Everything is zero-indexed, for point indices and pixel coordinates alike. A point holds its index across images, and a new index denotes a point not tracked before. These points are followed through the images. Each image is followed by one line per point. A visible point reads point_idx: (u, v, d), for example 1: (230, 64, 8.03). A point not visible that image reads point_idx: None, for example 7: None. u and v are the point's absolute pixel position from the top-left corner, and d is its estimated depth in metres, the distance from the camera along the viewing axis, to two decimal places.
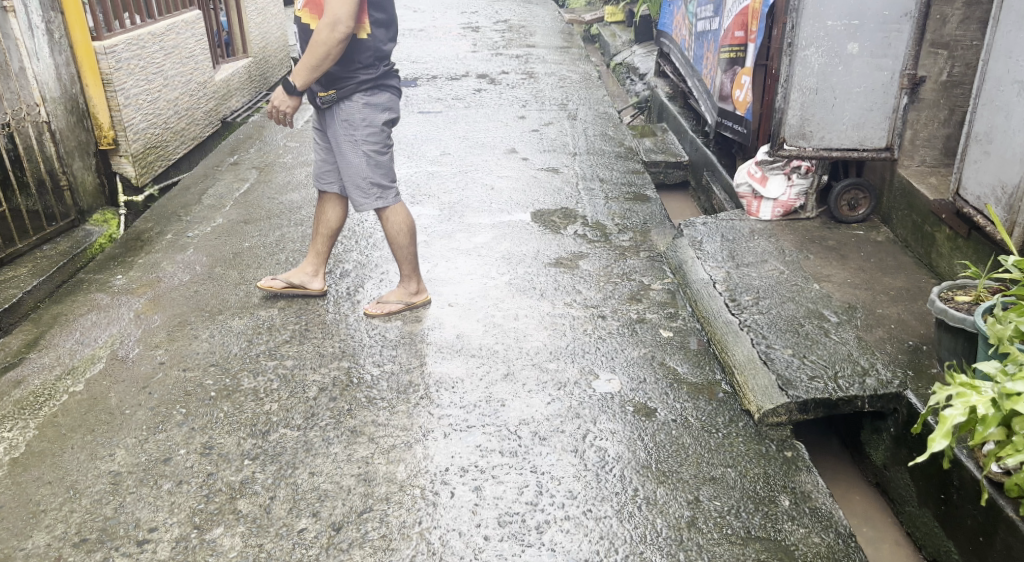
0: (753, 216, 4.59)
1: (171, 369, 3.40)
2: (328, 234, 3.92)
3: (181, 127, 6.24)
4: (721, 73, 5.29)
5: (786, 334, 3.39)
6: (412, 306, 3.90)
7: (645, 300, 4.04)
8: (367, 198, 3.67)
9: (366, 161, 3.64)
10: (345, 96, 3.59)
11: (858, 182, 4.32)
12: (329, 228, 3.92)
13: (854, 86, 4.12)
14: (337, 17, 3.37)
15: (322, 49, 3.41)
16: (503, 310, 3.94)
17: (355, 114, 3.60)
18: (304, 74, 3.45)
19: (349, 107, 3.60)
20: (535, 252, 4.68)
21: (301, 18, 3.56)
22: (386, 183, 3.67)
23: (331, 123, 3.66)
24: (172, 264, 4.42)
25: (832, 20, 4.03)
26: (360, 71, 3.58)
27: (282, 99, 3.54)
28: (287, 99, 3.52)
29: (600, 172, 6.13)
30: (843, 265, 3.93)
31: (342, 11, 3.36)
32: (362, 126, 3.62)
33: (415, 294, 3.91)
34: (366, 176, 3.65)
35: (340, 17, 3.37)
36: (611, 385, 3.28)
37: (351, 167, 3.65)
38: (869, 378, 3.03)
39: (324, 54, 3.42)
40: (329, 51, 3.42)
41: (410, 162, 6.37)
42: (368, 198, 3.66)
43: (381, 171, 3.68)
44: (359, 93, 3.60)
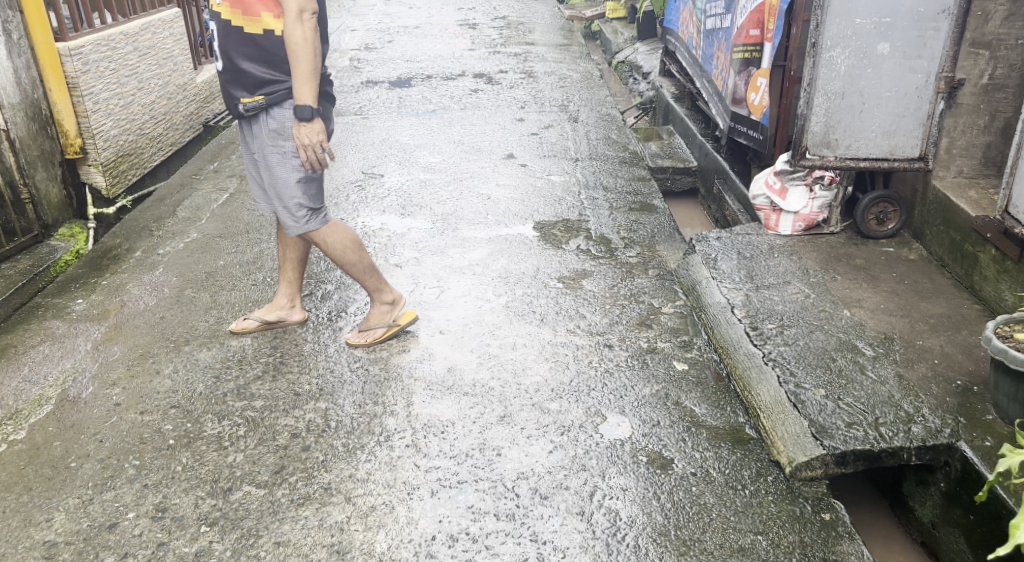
0: (772, 230, 4.23)
1: (127, 411, 3.04)
2: (295, 260, 3.53)
3: (157, 133, 5.87)
4: (734, 75, 4.91)
5: (816, 371, 3.02)
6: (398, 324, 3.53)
7: (655, 326, 3.67)
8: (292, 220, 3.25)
9: (297, 177, 3.23)
10: (275, 102, 3.15)
11: (887, 195, 3.95)
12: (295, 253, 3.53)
13: (884, 90, 3.74)
14: (301, 5, 2.98)
15: (307, 48, 3.03)
16: (500, 339, 3.58)
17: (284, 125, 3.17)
18: (310, 87, 3.06)
19: (280, 115, 3.17)
20: (535, 270, 4.31)
21: (222, 15, 3.13)
22: (315, 205, 3.25)
23: (258, 134, 3.22)
24: (138, 285, 4.06)
25: (860, 18, 3.65)
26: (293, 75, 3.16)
27: (308, 131, 3.12)
28: (316, 127, 3.11)
29: (604, 180, 5.77)
30: (875, 288, 3.56)
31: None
32: (294, 137, 3.21)
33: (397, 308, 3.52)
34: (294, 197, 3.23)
35: (303, 4, 2.97)
36: (621, 430, 2.91)
37: (279, 183, 3.23)
38: (915, 425, 2.68)
39: (308, 53, 3.04)
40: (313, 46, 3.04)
41: (402, 169, 6.00)
42: (295, 219, 3.25)
43: (312, 189, 3.28)
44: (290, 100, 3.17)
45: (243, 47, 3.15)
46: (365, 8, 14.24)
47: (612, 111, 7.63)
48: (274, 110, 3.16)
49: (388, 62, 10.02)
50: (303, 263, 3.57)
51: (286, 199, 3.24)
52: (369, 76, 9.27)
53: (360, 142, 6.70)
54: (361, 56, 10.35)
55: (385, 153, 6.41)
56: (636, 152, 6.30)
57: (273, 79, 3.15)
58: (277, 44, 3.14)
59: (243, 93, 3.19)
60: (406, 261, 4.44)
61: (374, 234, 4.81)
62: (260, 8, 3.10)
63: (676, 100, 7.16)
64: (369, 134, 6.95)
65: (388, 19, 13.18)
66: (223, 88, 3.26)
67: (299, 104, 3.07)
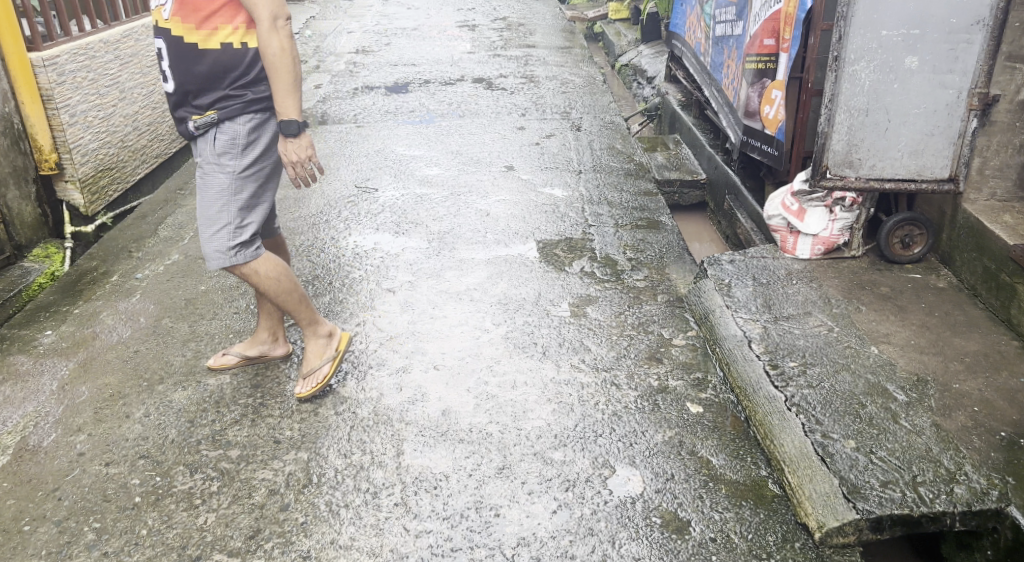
0: (788, 253, 3.97)
1: (91, 462, 2.80)
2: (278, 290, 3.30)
3: (141, 144, 5.61)
4: (746, 86, 4.65)
5: (845, 418, 2.76)
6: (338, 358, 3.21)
7: (666, 361, 3.42)
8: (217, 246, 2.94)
9: (236, 202, 2.96)
10: (227, 117, 2.93)
11: (913, 217, 3.69)
12: None
13: (912, 107, 3.49)
14: (273, 10, 2.84)
15: (284, 58, 2.88)
16: (499, 375, 3.33)
17: (230, 143, 2.94)
18: (294, 100, 2.91)
19: (231, 130, 2.94)
20: (536, 296, 4.06)
21: (174, 33, 2.92)
22: (244, 235, 2.96)
23: (205, 152, 2.98)
24: (113, 314, 3.81)
25: (888, 29, 3.39)
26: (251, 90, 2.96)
27: (295, 146, 2.96)
28: (303, 141, 2.96)
29: (609, 194, 5.51)
30: (904, 320, 3.31)
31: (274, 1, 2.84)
32: (241, 157, 2.97)
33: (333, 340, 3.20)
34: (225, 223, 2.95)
35: (275, 10, 2.85)
36: (631, 485, 2.67)
37: (210, 205, 2.95)
38: (958, 486, 2.46)
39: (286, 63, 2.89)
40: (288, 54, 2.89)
41: (397, 183, 5.75)
42: (223, 248, 2.94)
43: (247, 220, 3.00)
44: (243, 117, 2.95)
45: (198, 62, 2.94)
46: (363, 9, 13.97)
47: (616, 119, 7.37)
48: (225, 125, 2.93)
49: (385, 66, 9.76)
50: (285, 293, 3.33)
51: (218, 223, 2.95)
52: (365, 82, 9.01)
53: (354, 153, 6.45)
54: (357, 60, 10.10)
55: (380, 165, 6.16)
56: (642, 164, 6.05)
57: (229, 93, 2.94)
58: (236, 57, 2.94)
59: (195, 110, 2.98)
60: (399, 286, 4.19)
61: (367, 255, 4.56)
62: (215, 19, 2.90)
63: (683, 108, 6.90)
64: (364, 144, 6.70)
65: (386, 21, 12.92)
66: (174, 108, 3.03)
67: (285, 118, 2.91)
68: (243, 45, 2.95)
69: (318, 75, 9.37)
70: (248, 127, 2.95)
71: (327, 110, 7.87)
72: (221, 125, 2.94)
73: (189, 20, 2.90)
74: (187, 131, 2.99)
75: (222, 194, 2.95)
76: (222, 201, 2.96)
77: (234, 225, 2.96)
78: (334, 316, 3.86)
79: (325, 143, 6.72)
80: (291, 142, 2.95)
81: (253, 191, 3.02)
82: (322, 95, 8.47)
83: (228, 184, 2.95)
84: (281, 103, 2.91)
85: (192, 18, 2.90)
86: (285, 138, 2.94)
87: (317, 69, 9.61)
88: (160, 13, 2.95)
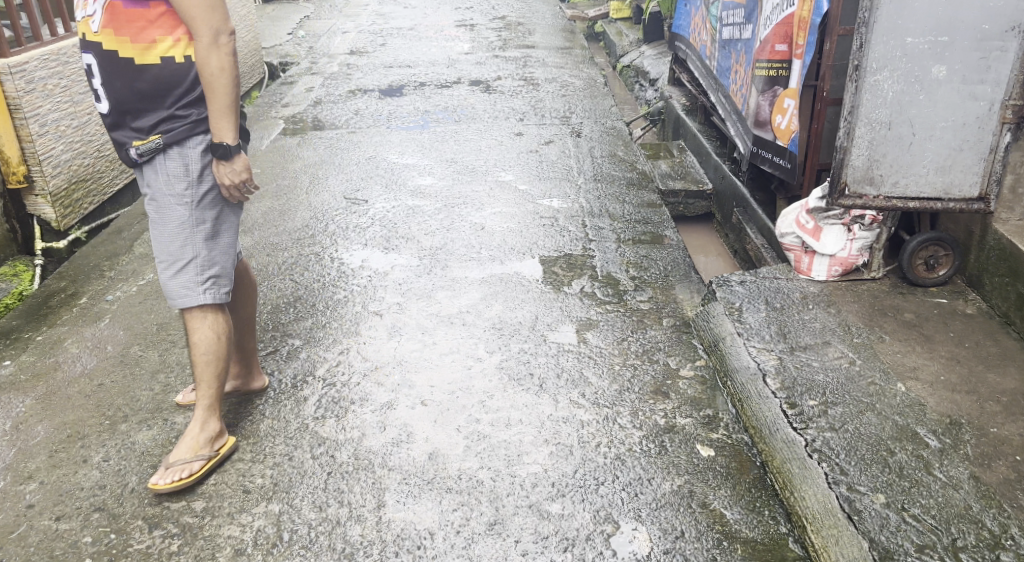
0: (803, 275, 3.71)
1: (40, 516, 2.57)
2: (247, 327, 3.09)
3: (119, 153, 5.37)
4: (757, 94, 4.39)
5: (871, 468, 2.51)
6: (213, 462, 2.72)
7: (673, 395, 3.16)
8: (189, 288, 2.72)
9: (201, 234, 2.73)
10: (174, 141, 2.66)
11: (939, 237, 3.43)
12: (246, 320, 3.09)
13: (939, 120, 3.22)
14: (216, 26, 2.59)
15: (225, 78, 2.63)
16: (492, 412, 3.06)
17: (184, 171, 2.69)
18: (230, 123, 2.67)
19: (181, 157, 2.68)
20: (532, 320, 3.81)
21: (105, 45, 2.64)
22: (216, 270, 2.75)
23: (154, 184, 2.71)
24: (79, 342, 3.56)
25: (913, 36, 3.13)
26: (193, 110, 2.71)
27: (230, 171, 2.73)
28: (239, 166, 2.72)
29: (610, 206, 5.24)
30: (932, 352, 3.05)
31: (218, 16, 2.58)
32: (200, 185, 2.72)
33: (215, 439, 2.75)
34: (196, 261, 2.73)
35: (218, 25, 2.59)
36: (636, 545, 2.42)
37: (173, 242, 2.71)
38: (1004, 552, 2.22)
39: (227, 83, 2.65)
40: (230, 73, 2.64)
41: (389, 194, 5.50)
42: (192, 287, 2.71)
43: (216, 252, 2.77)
44: (193, 141, 2.69)
45: (133, 78, 2.67)
46: (359, 8, 13.70)
47: (618, 124, 7.11)
48: (174, 151, 2.67)
49: (380, 68, 9.50)
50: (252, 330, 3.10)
51: (183, 259, 2.72)
52: (359, 85, 8.75)
53: (344, 161, 6.19)
54: (352, 62, 9.84)
55: (371, 175, 5.90)
56: (645, 173, 5.79)
57: (172, 114, 2.68)
58: (178, 73, 2.68)
59: (135, 135, 2.71)
60: (387, 308, 3.93)
61: (354, 274, 4.31)
62: (152, 30, 2.63)
63: (688, 114, 6.63)
64: (355, 152, 6.44)
65: (383, 21, 12.66)
66: (109, 130, 2.76)
67: (219, 142, 2.67)
68: (185, 60, 2.68)
69: (311, 77, 9.11)
70: (200, 150, 2.70)
71: (318, 115, 7.61)
72: (168, 151, 2.68)
73: (121, 32, 2.63)
74: (127, 159, 2.71)
75: (184, 228, 2.71)
76: (184, 236, 2.72)
77: (201, 259, 2.73)
78: (316, 342, 3.60)
79: (314, 151, 6.46)
80: (219, 167, 2.70)
81: (217, 220, 2.78)
82: (314, 99, 8.22)
83: (189, 216, 2.71)
84: (215, 126, 2.68)
85: (126, 30, 2.62)
86: (217, 161, 2.69)
87: (310, 72, 9.35)
88: (89, 25, 2.66)
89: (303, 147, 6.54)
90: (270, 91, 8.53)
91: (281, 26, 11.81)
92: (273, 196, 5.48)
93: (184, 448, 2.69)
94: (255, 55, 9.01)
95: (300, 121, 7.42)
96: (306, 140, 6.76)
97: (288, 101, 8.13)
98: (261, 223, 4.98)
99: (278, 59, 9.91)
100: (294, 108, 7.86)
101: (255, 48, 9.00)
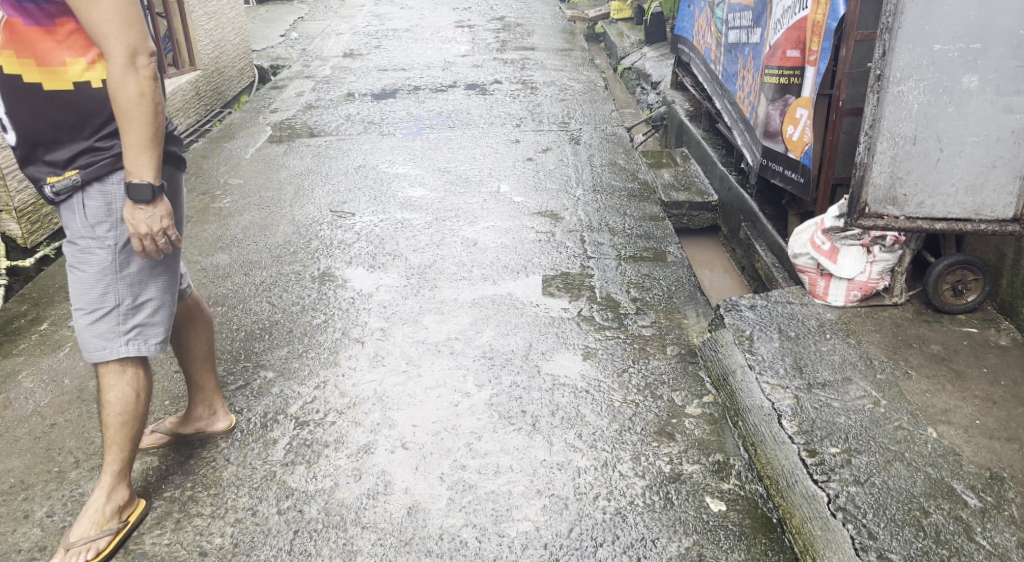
0: (818, 299, 3.43)
1: None
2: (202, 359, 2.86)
3: None
4: (766, 102, 4.11)
5: (904, 531, 2.26)
6: (114, 537, 2.44)
7: (678, 436, 2.88)
8: (113, 340, 2.47)
9: (126, 280, 2.48)
10: (93, 177, 2.43)
11: (968, 260, 3.15)
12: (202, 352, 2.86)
13: (969, 135, 2.94)
14: (132, 45, 2.33)
15: (144, 104, 2.37)
16: (479, 457, 2.78)
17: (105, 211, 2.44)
18: (150, 157, 2.41)
19: (102, 194, 2.43)
20: (525, 348, 3.53)
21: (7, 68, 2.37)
22: (142, 321, 2.50)
23: (72, 224, 2.45)
24: (34, 374, 3.28)
25: (942, 43, 2.85)
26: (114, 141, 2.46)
27: (147, 216, 2.43)
28: (160, 209, 2.45)
29: (610, 219, 4.97)
30: (965, 391, 2.77)
31: (134, 34, 2.33)
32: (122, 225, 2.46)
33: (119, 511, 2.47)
34: (119, 310, 2.48)
35: (135, 44, 2.34)
36: None
37: (94, 289, 2.46)
38: None
39: (147, 110, 2.38)
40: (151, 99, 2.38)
41: (377, 208, 5.22)
42: (114, 338, 2.47)
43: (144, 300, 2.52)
44: (111, 178, 2.45)
45: (43, 106, 2.40)
46: (355, 9, 13.43)
47: (619, 131, 6.82)
48: (91, 189, 2.43)
49: (373, 71, 9.22)
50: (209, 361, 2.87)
51: (104, 308, 2.46)
52: (351, 89, 8.48)
53: (332, 171, 5.91)
54: (345, 64, 9.57)
55: (360, 186, 5.62)
56: (647, 184, 5.51)
57: (93, 147, 2.44)
58: (93, 101, 2.42)
59: (48, 170, 2.45)
60: (370, 335, 3.65)
61: (336, 296, 4.03)
62: (60, 51, 2.36)
63: (692, 120, 6.35)
64: (344, 161, 6.16)
65: (379, 22, 12.38)
66: (22, 165, 2.49)
67: (136, 180, 2.40)
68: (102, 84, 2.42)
69: (302, 81, 8.83)
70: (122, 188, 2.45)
71: (307, 121, 7.34)
72: (86, 189, 2.43)
73: (25, 53, 2.35)
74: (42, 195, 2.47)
75: (105, 273, 2.46)
76: (106, 281, 2.46)
77: (126, 306, 2.49)
78: (291, 375, 3.32)
79: (301, 160, 6.19)
80: (137, 209, 2.42)
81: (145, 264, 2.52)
82: (304, 103, 7.94)
83: (112, 261, 2.46)
84: (133, 162, 2.40)
85: (30, 51, 2.35)
86: (134, 204, 2.41)
87: (301, 75, 9.08)
88: None
89: (289, 155, 6.26)
90: (260, 96, 8.26)
91: (274, 27, 11.53)
92: (255, 209, 5.21)
93: (84, 523, 2.42)
94: (245, 58, 8.74)
95: (289, 128, 7.15)
96: (294, 148, 6.49)
97: (277, 106, 7.85)
98: (241, 240, 4.71)
99: (269, 61, 9.63)
100: (283, 114, 7.59)
101: (244, 51, 8.73)
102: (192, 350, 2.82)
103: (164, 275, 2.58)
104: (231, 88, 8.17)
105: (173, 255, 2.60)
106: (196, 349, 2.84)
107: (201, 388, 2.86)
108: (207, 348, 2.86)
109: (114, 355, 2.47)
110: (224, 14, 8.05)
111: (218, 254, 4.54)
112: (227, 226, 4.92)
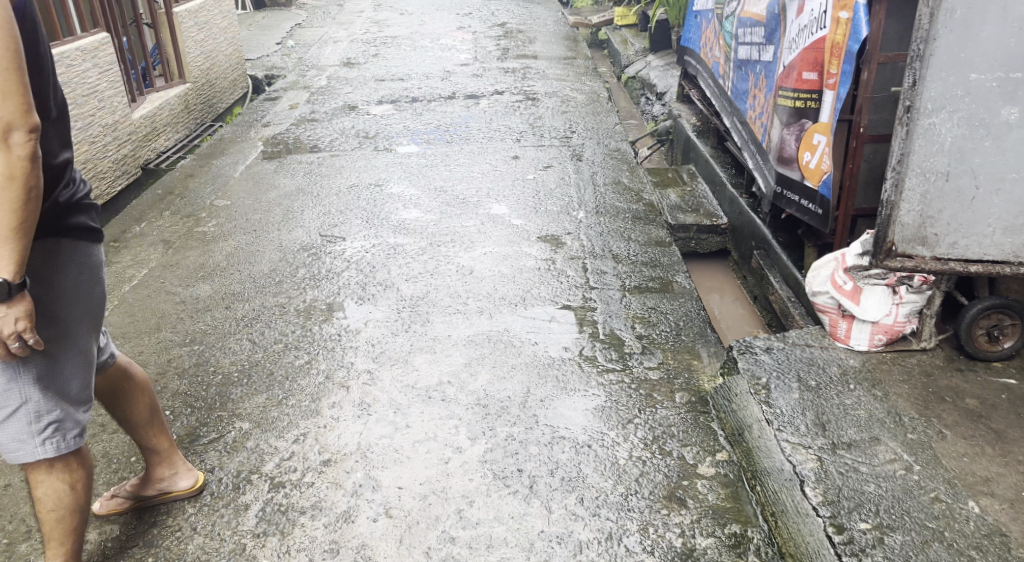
0: (840, 343, 3.17)
1: None
2: (145, 425, 2.65)
3: None
4: (781, 126, 3.85)
5: None
6: None
7: (690, 503, 2.62)
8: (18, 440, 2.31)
9: (27, 376, 2.29)
10: None
11: (1002, 304, 2.94)
12: (146, 418, 2.65)
13: (1008, 171, 2.68)
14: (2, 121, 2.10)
15: (9, 186, 2.14)
16: (470, 529, 2.56)
17: None
18: (12, 248, 2.16)
19: None
20: (522, 395, 3.27)
21: None
22: (45, 419, 2.32)
23: None
24: None
25: (978, 73, 2.60)
26: None
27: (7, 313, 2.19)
28: (18, 306, 2.19)
29: (614, 245, 4.71)
30: (1005, 458, 2.53)
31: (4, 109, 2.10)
32: None
33: None
34: (23, 409, 2.30)
35: (8, 120, 2.11)
36: None
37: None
38: None
39: (13, 193, 2.15)
40: (17, 181, 2.14)
41: (369, 234, 4.97)
42: (27, 438, 2.31)
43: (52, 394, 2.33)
44: None
45: None
46: (354, 15, 13.17)
47: (623, 146, 6.56)
48: None
49: (370, 82, 8.97)
50: (155, 425, 2.67)
51: (8, 409, 2.29)
52: (346, 101, 8.23)
53: (323, 192, 5.66)
54: (341, 74, 9.32)
55: (351, 208, 5.37)
56: (653, 205, 5.25)
57: None
58: None
59: None
60: (356, 379, 3.40)
61: (321, 334, 3.78)
62: None
63: (699, 136, 6.09)
64: (336, 180, 5.91)
65: (377, 29, 12.13)
66: None
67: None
68: None
69: (296, 92, 8.58)
70: None
71: (300, 135, 7.09)
72: None
73: None
74: None
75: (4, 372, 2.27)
76: (6, 380, 2.28)
77: (32, 404, 2.31)
78: (268, 426, 3.07)
79: (292, 178, 5.94)
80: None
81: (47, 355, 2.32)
82: (298, 116, 7.70)
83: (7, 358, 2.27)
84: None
85: None
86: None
87: (295, 85, 8.82)
88: None
89: (279, 174, 6.02)
90: (252, 108, 8.02)
91: (270, 35, 11.29)
92: (241, 233, 4.96)
93: None
94: (238, 68, 8.50)
95: (281, 143, 6.90)
96: (284, 165, 6.24)
97: (270, 119, 7.60)
98: (224, 269, 4.46)
99: (263, 70, 9.39)
100: (275, 127, 7.35)
101: (237, 61, 8.48)
102: (133, 416, 2.63)
103: (76, 359, 2.38)
104: (223, 100, 7.93)
105: (76, 342, 2.38)
106: (138, 415, 2.64)
107: (155, 450, 2.67)
108: (149, 410, 2.66)
109: (20, 456, 2.31)
110: (215, 24, 7.81)
111: (199, 285, 4.29)
112: (210, 253, 4.67)
